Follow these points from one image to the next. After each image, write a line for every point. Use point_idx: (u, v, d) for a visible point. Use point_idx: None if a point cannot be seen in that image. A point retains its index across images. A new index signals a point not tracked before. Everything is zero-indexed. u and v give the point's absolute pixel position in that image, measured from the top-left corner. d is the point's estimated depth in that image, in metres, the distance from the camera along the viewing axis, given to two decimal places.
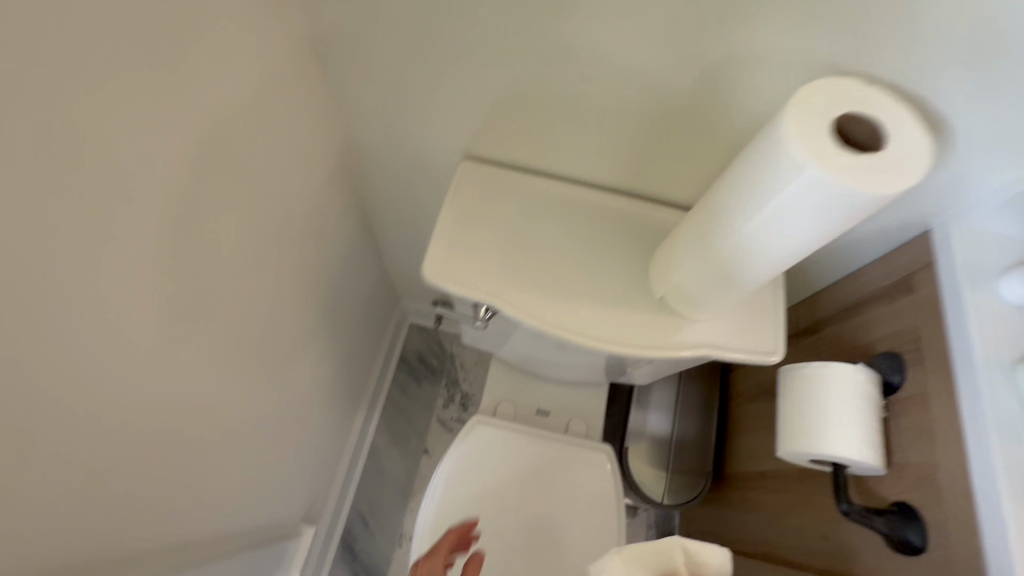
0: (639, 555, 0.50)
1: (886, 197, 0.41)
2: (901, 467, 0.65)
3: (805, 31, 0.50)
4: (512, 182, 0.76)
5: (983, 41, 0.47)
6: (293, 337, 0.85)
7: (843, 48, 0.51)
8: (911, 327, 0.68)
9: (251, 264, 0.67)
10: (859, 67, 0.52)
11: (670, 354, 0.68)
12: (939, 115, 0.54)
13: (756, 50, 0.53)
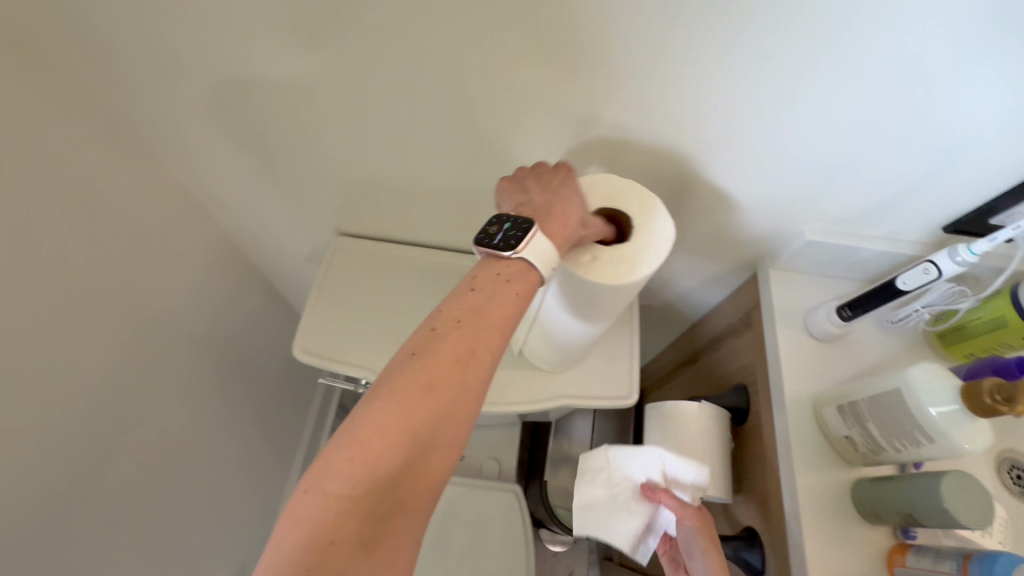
0: (623, 454, 0.60)
1: (630, 287, 0.50)
2: (747, 493, 0.70)
3: (578, 128, 0.57)
4: (383, 256, 0.82)
5: (723, 130, 0.54)
6: (191, 413, 0.88)
7: (616, 138, 0.58)
8: (751, 360, 0.74)
9: (116, 357, 0.70)
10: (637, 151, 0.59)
11: (534, 406, 0.72)
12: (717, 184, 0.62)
13: (552, 140, 0.59)
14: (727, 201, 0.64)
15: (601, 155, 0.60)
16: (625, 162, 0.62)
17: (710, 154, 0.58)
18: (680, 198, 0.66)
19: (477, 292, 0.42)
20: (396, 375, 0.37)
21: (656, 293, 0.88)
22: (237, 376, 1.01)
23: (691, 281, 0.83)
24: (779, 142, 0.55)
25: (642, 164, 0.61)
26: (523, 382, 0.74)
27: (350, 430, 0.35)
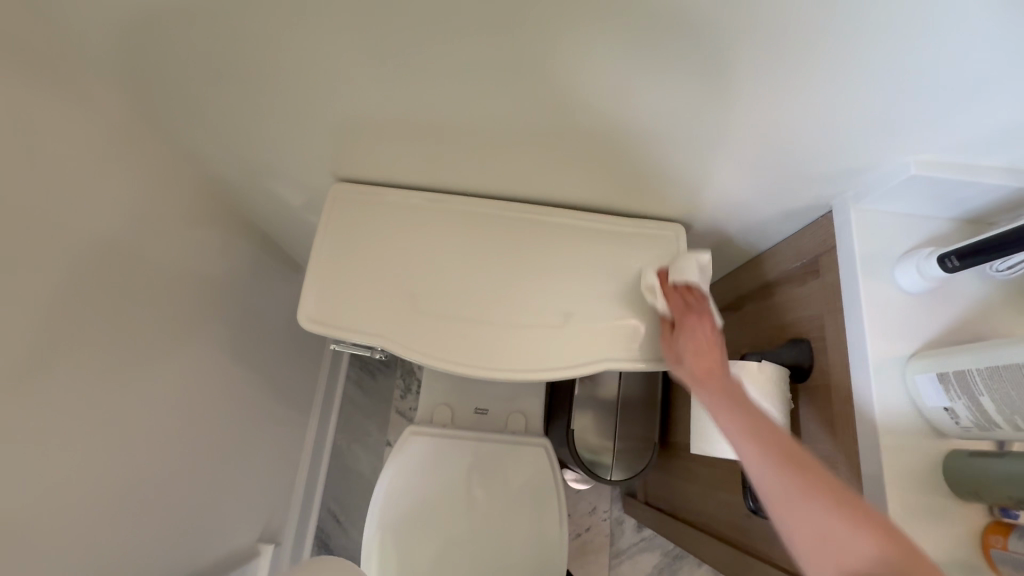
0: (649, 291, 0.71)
1: None
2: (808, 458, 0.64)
3: (640, 39, 0.46)
4: (394, 205, 0.72)
5: (826, 38, 0.44)
6: (195, 377, 0.82)
7: (686, 51, 0.47)
8: (817, 313, 0.66)
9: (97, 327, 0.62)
10: (709, 64, 0.48)
11: (584, 371, 0.68)
12: (799, 106, 0.52)
13: (609, 54, 0.48)
14: (808, 127, 0.55)
15: (663, 71, 0.49)
16: (691, 84, 0.51)
17: (799, 69, 0.47)
18: (753, 123, 0.55)
19: None
20: None
21: (700, 236, 0.78)
22: (233, 339, 0.93)
23: (746, 221, 0.72)
24: (896, 52, 0.44)
25: (714, 80, 0.50)
26: (570, 346, 0.69)
27: None
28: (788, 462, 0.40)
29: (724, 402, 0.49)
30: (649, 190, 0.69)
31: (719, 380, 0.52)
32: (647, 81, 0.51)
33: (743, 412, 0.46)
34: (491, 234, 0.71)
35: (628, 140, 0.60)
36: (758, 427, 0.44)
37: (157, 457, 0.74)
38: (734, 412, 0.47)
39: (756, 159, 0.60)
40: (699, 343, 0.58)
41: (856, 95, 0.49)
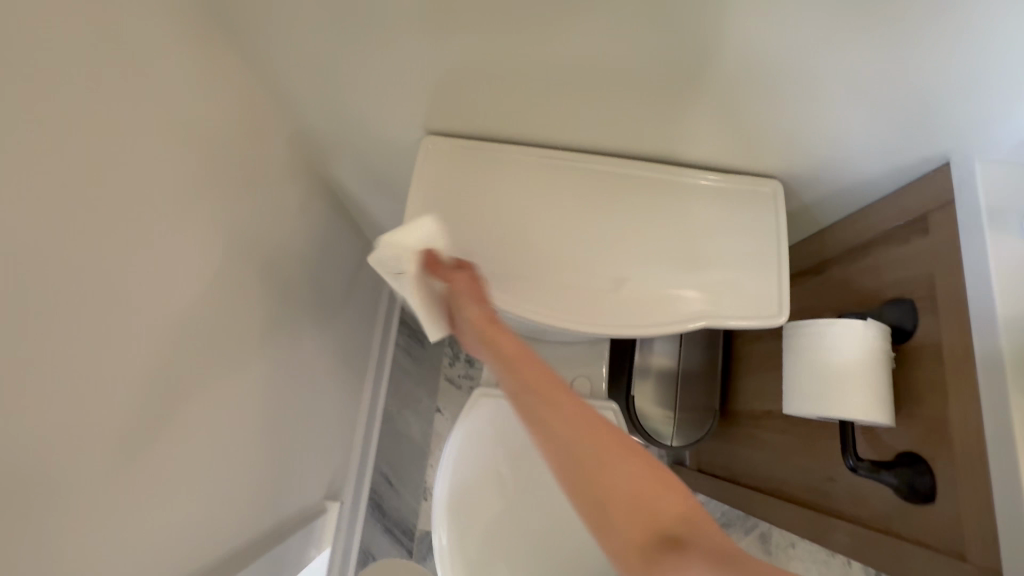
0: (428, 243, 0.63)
1: None
2: (910, 418, 0.63)
3: None
4: (483, 162, 0.71)
5: None
6: (264, 329, 0.83)
7: None
8: (924, 272, 0.64)
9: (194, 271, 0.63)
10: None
11: (680, 328, 0.68)
12: (930, 46, 0.50)
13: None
14: (936, 70, 0.52)
15: (791, 6, 0.48)
16: (817, 23, 0.49)
17: (938, 1, 0.45)
18: (877, 69, 0.53)
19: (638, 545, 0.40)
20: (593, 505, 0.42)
21: (793, 195, 0.76)
22: (300, 299, 0.94)
23: (844, 180, 0.70)
24: None
25: (858, 18, 0.48)
26: (664, 303, 0.69)
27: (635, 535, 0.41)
28: (652, 475, 0.42)
29: (565, 402, 0.47)
30: (747, 146, 0.67)
31: (558, 383, 0.49)
32: (785, 19, 0.49)
33: (580, 423, 0.45)
34: (582, 190, 0.71)
35: (737, 89, 0.58)
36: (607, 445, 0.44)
37: (229, 408, 0.76)
38: (568, 426, 0.45)
39: (878, 110, 0.58)
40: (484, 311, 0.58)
41: (995, 30, 0.47)
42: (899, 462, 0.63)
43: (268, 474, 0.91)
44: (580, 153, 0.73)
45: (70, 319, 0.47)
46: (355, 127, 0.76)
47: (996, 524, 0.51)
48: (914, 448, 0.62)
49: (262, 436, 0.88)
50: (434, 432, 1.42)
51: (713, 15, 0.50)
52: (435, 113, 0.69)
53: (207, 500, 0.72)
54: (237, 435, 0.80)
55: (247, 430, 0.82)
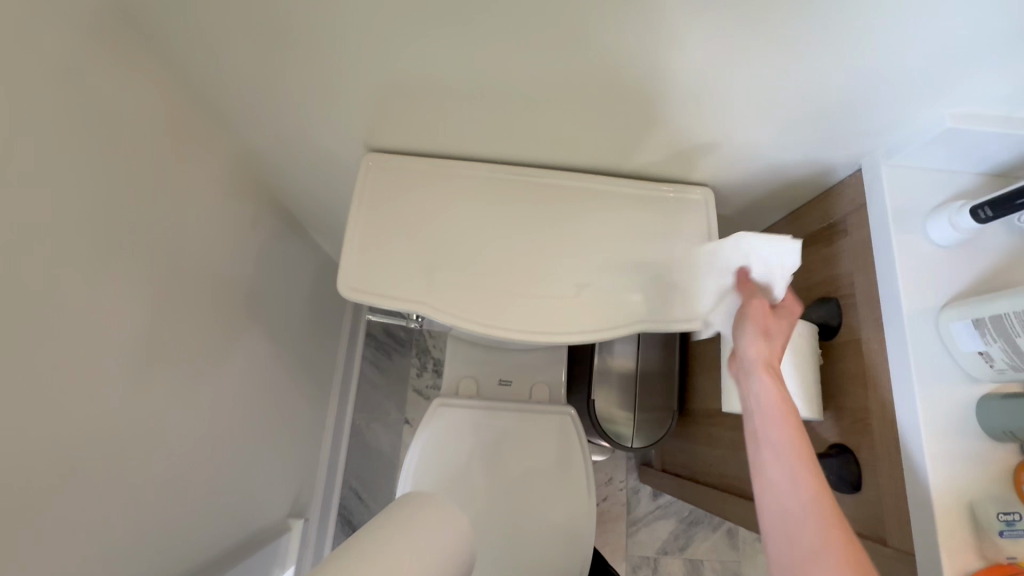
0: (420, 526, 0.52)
1: None
2: (838, 411, 0.66)
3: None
4: (425, 176, 0.73)
5: None
6: (216, 347, 0.83)
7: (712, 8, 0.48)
8: (846, 272, 0.67)
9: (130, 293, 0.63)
10: (736, 23, 0.49)
11: (622, 332, 0.70)
12: (824, 63, 0.53)
13: (655, 10, 0.49)
14: (834, 85, 0.56)
15: (691, 28, 0.50)
16: (718, 45, 0.52)
17: (822, 24, 0.49)
18: (782, 85, 0.57)
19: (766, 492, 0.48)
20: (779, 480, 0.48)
21: (726, 201, 0.79)
22: (255, 316, 0.94)
23: (772, 185, 0.74)
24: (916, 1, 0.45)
25: (759, 40, 0.51)
26: (605, 309, 0.71)
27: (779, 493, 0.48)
28: (814, 469, 0.47)
29: (778, 420, 0.51)
30: (676, 156, 0.70)
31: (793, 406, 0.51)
32: (693, 41, 0.52)
33: (805, 476, 0.47)
34: (523, 202, 0.73)
35: (657, 104, 0.61)
36: (805, 491, 0.46)
37: (177, 429, 0.75)
38: (792, 469, 0.47)
39: (791, 122, 0.62)
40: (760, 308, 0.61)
41: (879, 49, 0.51)
42: (828, 454, 0.66)
43: (230, 494, 0.90)
44: (520, 165, 0.75)
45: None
46: (301, 145, 0.77)
47: (909, 509, 0.54)
48: (841, 439, 0.65)
49: (223, 455, 0.88)
50: (403, 443, 1.42)
51: (622, 37, 0.52)
52: (375, 130, 0.70)
53: (156, 522, 0.72)
54: (194, 455, 0.80)
55: (200, 450, 0.81)
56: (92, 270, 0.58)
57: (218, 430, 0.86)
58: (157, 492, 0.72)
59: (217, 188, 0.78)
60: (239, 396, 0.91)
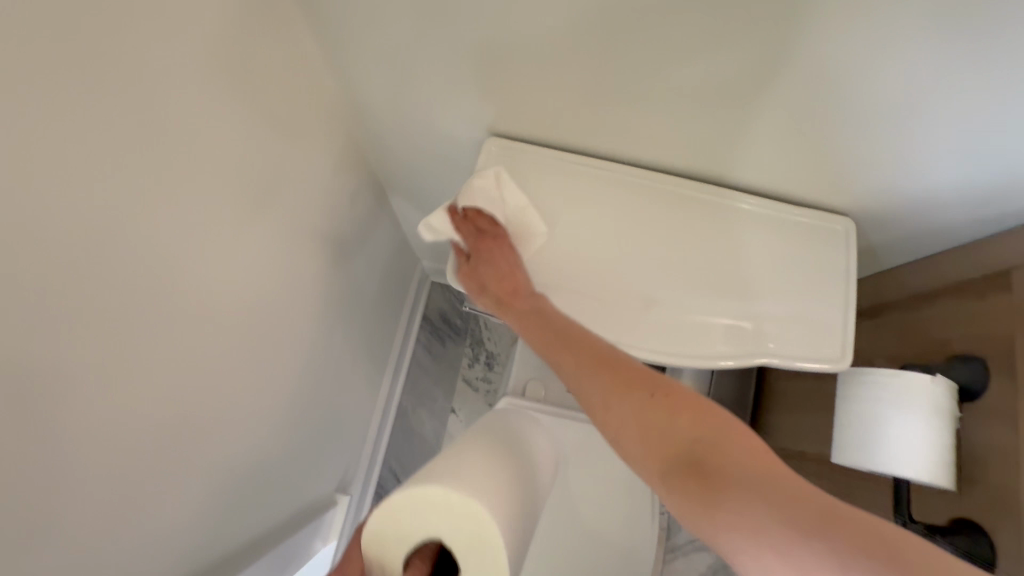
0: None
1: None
2: (970, 483, 0.60)
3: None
4: (543, 167, 0.69)
5: None
6: (312, 321, 0.83)
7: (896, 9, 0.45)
8: (1000, 330, 0.61)
9: (257, 255, 0.63)
10: (912, 27, 0.46)
11: (732, 363, 0.65)
12: (1007, 84, 0.49)
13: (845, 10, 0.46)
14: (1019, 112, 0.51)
15: (869, 32, 0.47)
16: (893, 53, 0.49)
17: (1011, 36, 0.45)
18: (948, 106, 0.52)
19: (637, 423, 0.41)
20: (630, 420, 0.42)
21: (860, 235, 0.73)
22: (342, 289, 0.93)
23: (918, 226, 0.68)
24: None
25: (984, 31, 0.45)
26: (719, 334, 0.66)
27: (613, 405, 0.43)
28: (632, 390, 0.43)
29: (593, 365, 0.46)
30: (816, 180, 0.65)
31: (592, 339, 0.49)
32: (911, 22, 0.46)
33: (605, 368, 0.46)
34: (643, 205, 0.68)
35: (815, 117, 0.57)
36: (605, 388, 0.44)
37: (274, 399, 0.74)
38: (592, 368, 0.46)
39: (973, 147, 0.56)
40: (498, 269, 0.61)
41: None
42: (953, 527, 0.60)
43: (296, 465, 0.90)
44: (647, 169, 0.70)
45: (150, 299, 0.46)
46: (420, 125, 0.74)
47: None
48: (971, 514, 0.59)
49: (305, 427, 0.87)
50: (447, 432, 1.40)
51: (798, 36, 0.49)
52: (506, 113, 0.67)
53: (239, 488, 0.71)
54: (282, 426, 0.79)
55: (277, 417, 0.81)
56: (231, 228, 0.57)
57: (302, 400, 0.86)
58: (252, 465, 0.70)
59: (331, 158, 0.77)
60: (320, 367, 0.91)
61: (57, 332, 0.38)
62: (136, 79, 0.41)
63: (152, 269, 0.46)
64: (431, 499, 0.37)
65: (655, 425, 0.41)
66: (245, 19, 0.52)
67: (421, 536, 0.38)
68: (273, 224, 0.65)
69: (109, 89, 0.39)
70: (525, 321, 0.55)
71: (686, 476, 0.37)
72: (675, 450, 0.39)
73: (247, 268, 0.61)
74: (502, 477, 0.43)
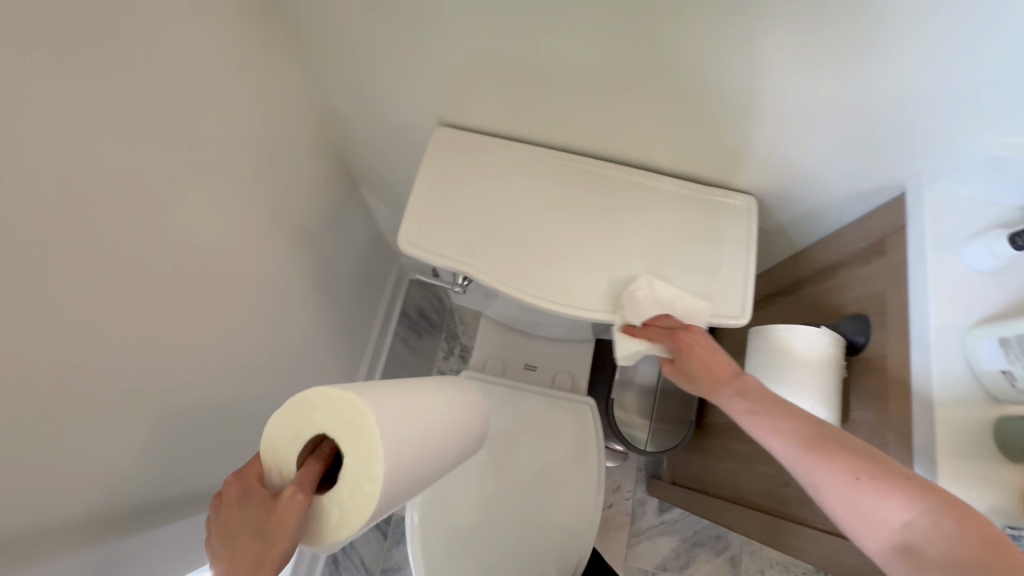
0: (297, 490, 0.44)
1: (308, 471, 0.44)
2: (857, 424, 0.68)
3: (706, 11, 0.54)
4: (487, 154, 0.79)
5: (862, 17, 0.51)
6: (289, 294, 0.91)
7: (746, 22, 0.54)
8: (878, 290, 0.69)
9: (236, 225, 0.72)
10: (762, 36, 0.55)
11: (646, 319, 0.73)
12: (852, 83, 0.58)
13: (705, 22, 0.55)
14: (868, 105, 0.60)
15: (729, 40, 0.56)
16: (753, 59, 0.58)
17: (844, 48, 0.54)
18: (811, 102, 0.61)
19: (844, 502, 0.47)
20: (836, 500, 0.48)
21: (769, 213, 0.82)
22: (320, 270, 1.01)
23: (813, 203, 0.77)
24: (928, 24, 0.50)
25: (833, 33, 0.53)
26: (637, 295, 0.74)
27: (824, 486, 0.49)
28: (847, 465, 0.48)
29: (804, 449, 0.51)
30: (719, 162, 0.75)
31: (794, 417, 0.54)
32: (761, 33, 0.55)
33: (820, 442, 0.51)
34: (574, 185, 0.77)
35: (705, 110, 0.66)
36: (818, 469, 0.50)
37: (253, 361, 0.82)
38: (797, 449, 0.52)
39: (839, 135, 0.64)
40: (705, 358, 0.66)
41: (908, 72, 0.55)
42: None
43: None
44: (579, 154, 0.80)
45: (137, 248, 0.55)
46: (384, 117, 0.84)
47: None
48: None
49: (282, 396, 0.94)
50: None
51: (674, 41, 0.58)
52: (453, 104, 0.77)
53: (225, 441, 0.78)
54: (261, 389, 0.87)
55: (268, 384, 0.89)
56: (212, 198, 0.66)
57: (282, 369, 0.93)
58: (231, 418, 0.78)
59: (306, 147, 0.86)
60: (301, 342, 0.99)
61: (59, 261, 0.47)
62: (134, 64, 0.51)
63: (140, 222, 0.55)
64: (327, 394, 0.44)
65: (861, 506, 0.46)
66: (230, 22, 0.62)
67: (313, 429, 0.45)
68: (250, 199, 0.74)
69: (109, 70, 0.48)
70: (744, 408, 0.59)
71: (904, 556, 0.42)
72: (889, 528, 0.44)
73: (224, 235, 0.69)
74: (399, 400, 0.49)
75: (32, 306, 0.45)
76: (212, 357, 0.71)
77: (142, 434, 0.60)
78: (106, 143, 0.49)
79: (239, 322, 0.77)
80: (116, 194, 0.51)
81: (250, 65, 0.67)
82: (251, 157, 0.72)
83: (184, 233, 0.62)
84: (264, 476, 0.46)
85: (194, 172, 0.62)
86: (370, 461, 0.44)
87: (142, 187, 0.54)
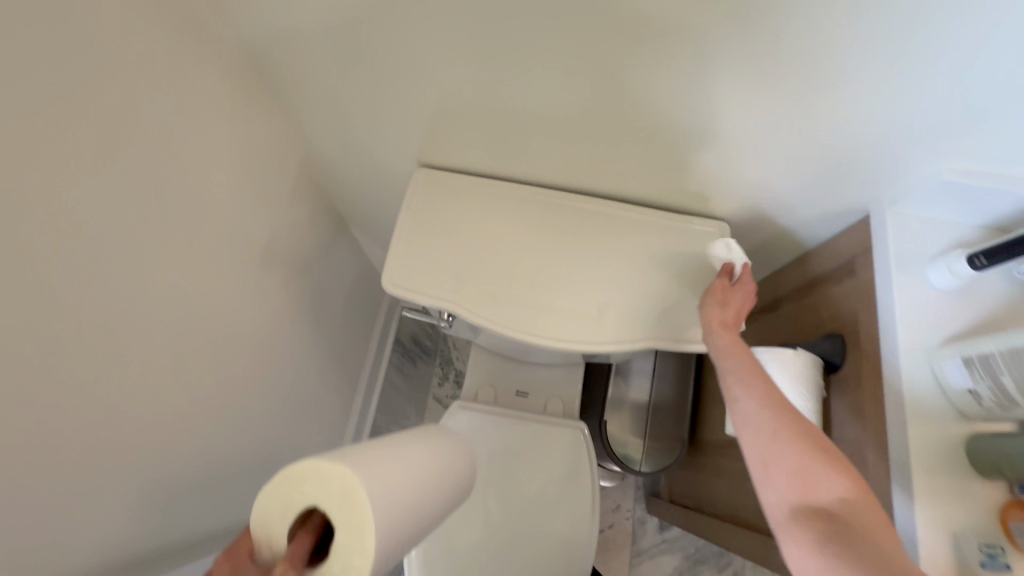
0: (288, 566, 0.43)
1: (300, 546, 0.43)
2: (839, 442, 0.69)
3: (660, 58, 0.56)
4: (465, 191, 0.81)
5: (809, 58, 0.53)
6: (282, 333, 0.92)
7: (700, 66, 0.56)
8: (852, 309, 0.71)
9: (224, 271, 0.73)
10: (717, 78, 0.57)
11: (626, 347, 0.75)
12: (808, 116, 0.60)
13: (662, 68, 0.58)
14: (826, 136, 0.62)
15: (685, 81, 0.59)
16: (710, 98, 0.60)
17: (796, 85, 0.57)
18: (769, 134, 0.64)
19: (794, 513, 0.47)
20: (791, 510, 0.47)
21: (744, 236, 0.85)
22: (311, 307, 1.03)
23: (784, 225, 0.79)
24: (874, 64, 0.52)
25: (797, 73, 0.55)
26: (616, 323, 0.76)
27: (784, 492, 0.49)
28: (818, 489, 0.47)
29: (785, 459, 0.50)
30: (689, 191, 0.77)
31: (794, 425, 0.51)
32: (716, 75, 0.57)
33: (799, 458, 0.49)
34: (552, 218, 0.79)
35: (671, 144, 0.69)
36: (785, 478, 0.49)
37: (247, 402, 0.83)
38: (778, 452, 0.50)
39: (800, 163, 0.67)
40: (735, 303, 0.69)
41: (860, 106, 0.57)
42: None
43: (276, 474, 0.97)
44: (555, 186, 0.82)
45: (124, 304, 0.57)
46: (365, 158, 0.86)
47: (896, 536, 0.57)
48: None
49: (278, 435, 0.95)
50: None
51: (634, 84, 0.61)
52: (431, 145, 0.79)
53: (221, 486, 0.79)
54: (257, 430, 0.87)
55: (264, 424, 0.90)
56: (199, 249, 0.68)
57: (277, 408, 0.94)
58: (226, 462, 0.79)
59: (290, 190, 0.88)
60: (296, 380, 1.00)
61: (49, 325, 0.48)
62: (118, 131, 0.53)
63: (126, 279, 0.57)
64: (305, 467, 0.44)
65: (814, 533, 0.45)
66: (210, 80, 0.64)
67: (300, 503, 0.45)
68: (237, 245, 0.76)
69: (94, 139, 0.51)
70: (743, 391, 0.56)
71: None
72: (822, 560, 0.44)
73: (212, 283, 0.71)
74: (385, 464, 0.48)
75: (23, 370, 0.46)
76: (205, 403, 0.72)
77: (136, 486, 0.61)
78: (92, 207, 0.51)
79: (231, 366, 0.78)
80: (102, 255, 0.53)
81: (232, 118, 0.70)
82: (236, 205, 0.74)
83: (171, 285, 0.63)
84: (254, 551, 0.46)
85: (180, 225, 0.64)
86: (362, 533, 0.43)
87: (128, 246, 0.56)
